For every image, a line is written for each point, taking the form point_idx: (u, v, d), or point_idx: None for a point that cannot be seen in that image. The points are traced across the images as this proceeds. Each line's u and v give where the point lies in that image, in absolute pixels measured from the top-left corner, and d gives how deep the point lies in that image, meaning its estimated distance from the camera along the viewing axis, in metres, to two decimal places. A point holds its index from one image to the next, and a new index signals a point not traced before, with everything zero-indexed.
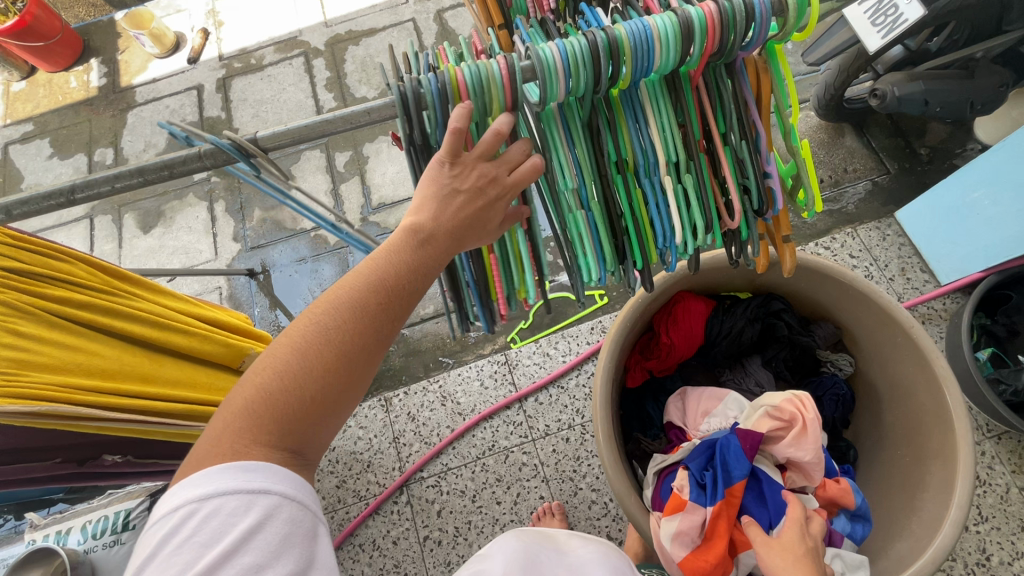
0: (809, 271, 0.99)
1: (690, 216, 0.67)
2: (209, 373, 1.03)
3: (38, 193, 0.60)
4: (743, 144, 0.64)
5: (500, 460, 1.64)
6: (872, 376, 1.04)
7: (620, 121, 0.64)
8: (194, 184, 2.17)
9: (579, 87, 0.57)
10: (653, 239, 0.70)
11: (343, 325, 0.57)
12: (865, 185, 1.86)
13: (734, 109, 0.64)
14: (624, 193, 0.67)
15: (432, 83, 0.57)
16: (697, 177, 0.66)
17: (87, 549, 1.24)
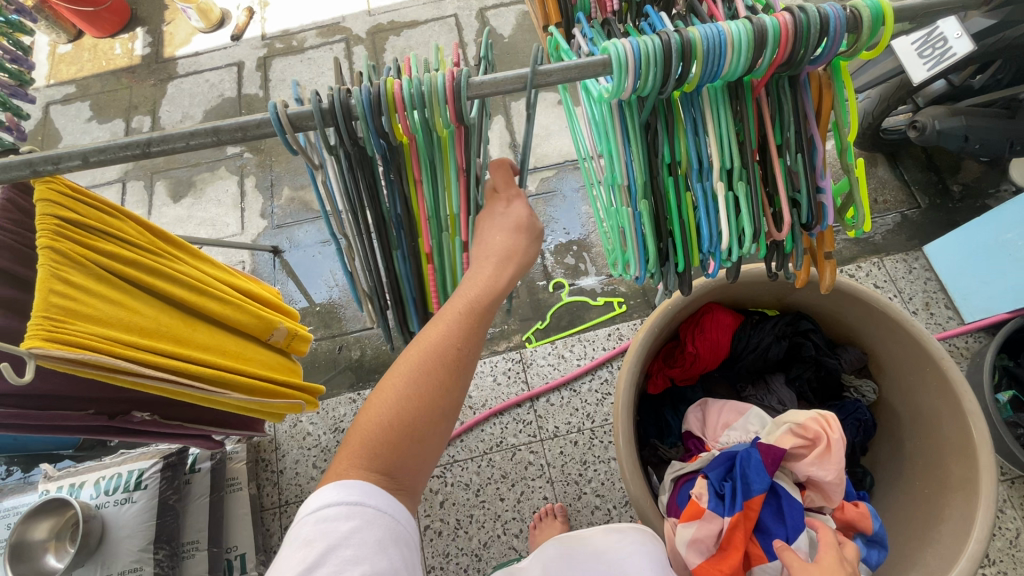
0: (840, 293, 0.99)
1: (740, 224, 0.67)
2: (237, 342, 1.07)
3: (116, 143, 0.62)
4: (798, 158, 0.64)
5: (506, 457, 1.64)
6: (895, 405, 1.04)
7: (679, 125, 0.65)
8: (227, 158, 2.21)
9: (646, 87, 0.58)
10: (698, 245, 0.70)
11: (431, 375, 0.66)
12: (895, 217, 1.85)
13: (793, 122, 0.64)
14: (674, 196, 0.67)
15: (369, 93, 0.58)
16: (751, 186, 0.65)
17: (99, 504, 1.25)
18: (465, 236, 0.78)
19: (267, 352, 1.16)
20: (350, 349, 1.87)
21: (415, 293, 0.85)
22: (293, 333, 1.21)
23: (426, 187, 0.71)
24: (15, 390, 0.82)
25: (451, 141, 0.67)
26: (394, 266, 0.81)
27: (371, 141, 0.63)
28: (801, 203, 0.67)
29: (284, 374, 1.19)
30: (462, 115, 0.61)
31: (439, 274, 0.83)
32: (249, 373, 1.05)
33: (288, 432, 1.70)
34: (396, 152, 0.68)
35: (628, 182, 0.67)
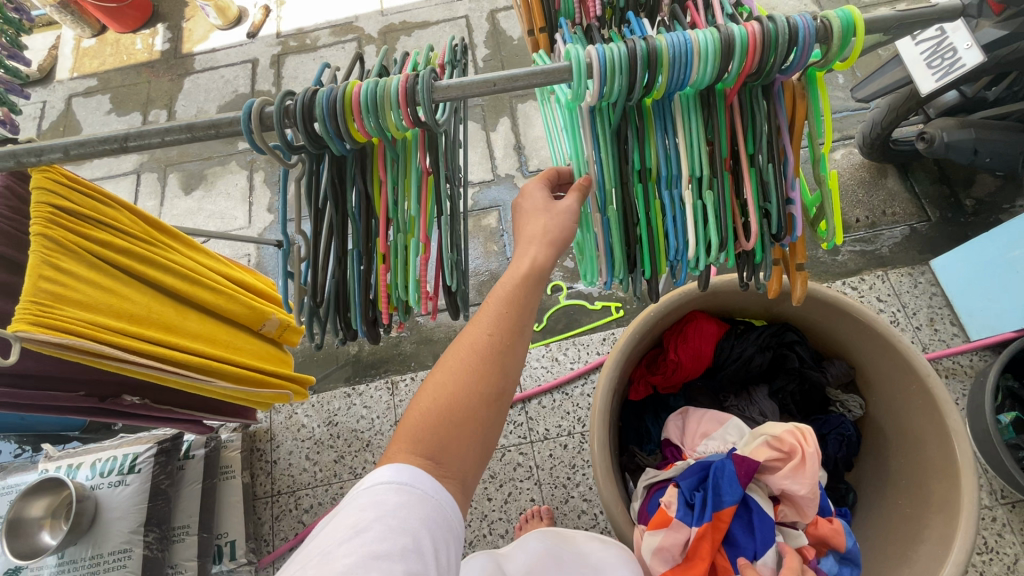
0: (827, 306, 0.98)
1: (707, 233, 0.66)
2: (226, 331, 1.11)
3: (94, 136, 0.64)
4: (770, 168, 0.64)
5: (496, 457, 1.65)
6: (882, 422, 1.02)
7: (649, 132, 0.65)
8: (238, 153, 2.26)
9: (612, 94, 0.59)
10: (666, 251, 0.69)
11: (475, 374, 0.64)
12: (903, 230, 1.81)
13: (766, 132, 0.64)
14: (642, 202, 0.67)
15: (326, 96, 0.59)
16: (718, 195, 0.65)
17: (94, 486, 1.29)
18: (423, 238, 0.71)
19: (259, 341, 1.20)
20: (348, 344, 1.90)
21: (367, 300, 0.75)
22: (284, 324, 1.25)
23: (391, 190, 0.69)
24: (11, 369, 0.85)
25: (415, 144, 0.68)
26: (342, 268, 0.73)
27: (331, 144, 0.63)
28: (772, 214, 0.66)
29: (276, 364, 1.24)
30: (418, 120, 0.60)
31: (392, 283, 0.74)
32: (237, 362, 1.08)
33: (284, 423, 1.73)
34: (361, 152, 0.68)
35: (596, 188, 0.67)
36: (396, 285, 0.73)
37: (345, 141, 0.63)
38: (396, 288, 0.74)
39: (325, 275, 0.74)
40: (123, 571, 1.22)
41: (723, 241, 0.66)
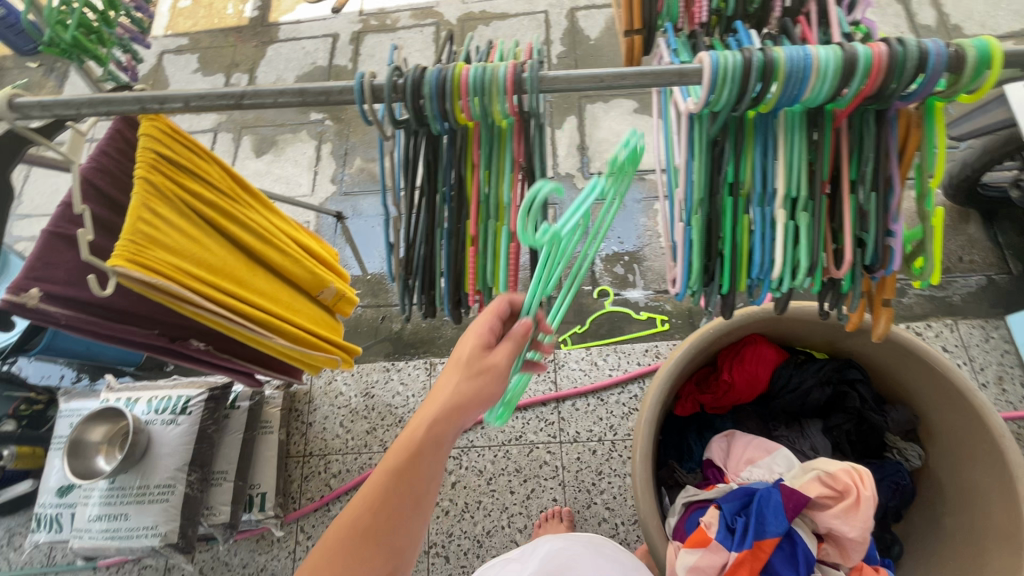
0: (899, 348, 0.93)
1: (796, 255, 0.64)
2: (288, 293, 1.15)
3: (214, 92, 0.65)
4: (873, 198, 0.61)
5: (523, 452, 1.65)
6: (941, 477, 0.97)
7: (748, 146, 0.63)
8: (309, 123, 2.33)
9: (719, 101, 0.57)
10: (748, 270, 0.67)
11: (401, 485, 0.67)
12: (980, 280, 1.71)
13: (874, 160, 0.61)
14: (730, 217, 0.65)
15: (434, 75, 0.59)
16: (814, 219, 0.62)
17: (149, 421, 1.36)
18: (513, 226, 0.70)
19: (316, 307, 1.24)
20: (392, 321, 1.95)
21: (455, 283, 0.77)
22: (341, 294, 1.28)
23: (483, 177, 0.70)
24: (95, 302, 0.89)
25: (510, 134, 0.68)
26: (432, 246, 0.75)
27: (431, 123, 0.64)
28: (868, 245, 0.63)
29: (329, 332, 1.28)
30: (520, 107, 0.62)
31: (481, 263, 0.74)
32: (296, 324, 1.12)
33: (323, 388, 1.78)
34: (458, 135, 0.69)
35: (685, 197, 0.65)
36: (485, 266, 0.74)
37: (446, 121, 0.64)
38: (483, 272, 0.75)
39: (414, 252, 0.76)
40: (165, 505, 1.30)
41: (812, 266, 0.63)
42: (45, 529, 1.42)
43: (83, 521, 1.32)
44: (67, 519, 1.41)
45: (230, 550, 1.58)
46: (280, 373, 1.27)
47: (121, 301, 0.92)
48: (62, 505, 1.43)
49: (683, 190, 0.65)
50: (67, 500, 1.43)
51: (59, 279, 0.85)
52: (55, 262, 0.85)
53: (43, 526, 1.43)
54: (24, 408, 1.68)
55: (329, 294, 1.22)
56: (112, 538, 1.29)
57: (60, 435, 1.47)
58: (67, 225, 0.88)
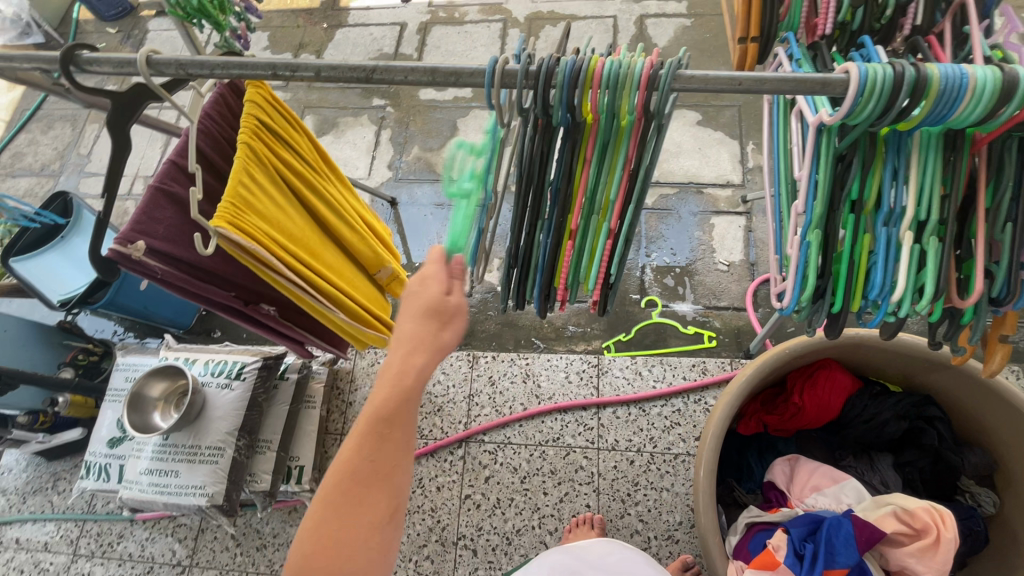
0: (986, 389, 0.89)
1: (918, 279, 0.63)
2: (352, 270, 1.16)
3: (347, 64, 0.67)
4: (1009, 228, 0.60)
5: (559, 454, 1.64)
6: (1017, 529, 0.92)
7: (877, 164, 0.62)
8: (371, 108, 2.36)
9: (860, 115, 0.56)
10: (863, 291, 0.67)
11: (368, 460, 0.64)
12: None
13: (1012, 188, 0.60)
14: (850, 234, 0.64)
15: (569, 65, 0.61)
16: (943, 244, 0.61)
17: (205, 383, 1.39)
18: (612, 224, 0.80)
19: (372, 286, 1.25)
20: None
21: (550, 277, 0.88)
22: (396, 275, 1.28)
23: (594, 174, 0.75)
24: (187, 260, 0.92)
25: (628, 134, 0.70)
26: (533, 240, 0.84)
27: (554, 114, 0.65)
28: (996, 275, 0.63)
29: (381, 312, 1.28)
30: (648, 105, 0.63)
31: (575, 257, 0.86)
32: (357, 302, 1.13)
33: (366, 369, 1.80)
34: (576, 129, 0.70)
35: (804, 211, 0.65)
36: (581, 257, 0.85)
37: (570, 112, 0.65)
38: (577, 263, 0.87)
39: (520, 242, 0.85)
40: (214, 466, 1.33)
41: (936, 291, 0.63)
42: (94, 477, 1.47)
43: (134, 473, 1.36)
44: (115, 470, 1.45)
45: (264, 518, 1.61)
46: (330, 345, 1.28)
47: (217, 264, 0.95)
48: (112, 455, 1.47)
49: (804, 202, 0.65)
50: (118, 451, 1.47)
51: (159, 234, 0.88)
52: (157, 218, 0.88)
53: (91, 474, 1.47)
54: (81, 358, 1.74)
55: (388, 275, 1.23)
56: (160, 493, 1.32)
57: (117, 387, 1.52)
58: (170, 184, 0.92)
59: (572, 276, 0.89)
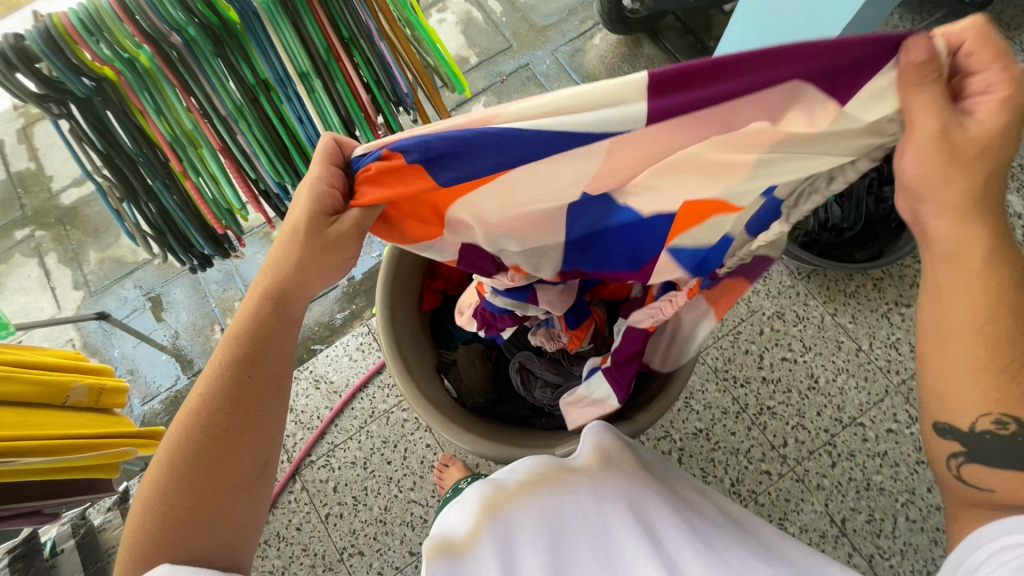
0: None
1: (332, 116, 1.03)
2: (21, 412, 1.13)
3: None
4: (361, 44, 0.96)
5: (382, 424, 1.68)
6: None
7: (253, 51, 0.88)
8: (17, 243, 2.05)
9: (177, 19, 0.78)
10: (305, 142, 1.06)
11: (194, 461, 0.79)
12: None
13: (343, 23, 0.92)
14: (273, 107, 0.97)
15: (37, 34, 0.71)
16: (327, 87, 0.98)
17: None
18: (211, 145, 0.96)
19: (72, 412, 1.24)
20: None
21: (200, 224, 1.10)
22: (96, 389, 1.30)
23: (155, 118, 0.88)
24: None
25: (158, 72, 0.83)
26: (158, 195, 1.00)
27: (66, 77, 0.77)
28: (381, 97, 1.06)
29: (100, 425, 1.28)
30: (148, 32, 0.78)
31: (204, 190, 1.03)
32: (44, 433, 1.12)
33: None
34: (109, 89, 0.82)
35: (229, 112, 0.93)
36: (204, 187, 1.02)
37: (73, 70, 0.77)
38: (209, 194, 1.04)
39: (149, 208, 1.01)
40: None
41: (343, 119, 1.05)
42: None
43: None
44: None
45: None
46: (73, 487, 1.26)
47: None
48: None
49: (221, 102, 0.91)
50: None
51: None
52: None
53: None
54: None
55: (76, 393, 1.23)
56: None
57: None
58: None
59: (222, 212, 1.09)
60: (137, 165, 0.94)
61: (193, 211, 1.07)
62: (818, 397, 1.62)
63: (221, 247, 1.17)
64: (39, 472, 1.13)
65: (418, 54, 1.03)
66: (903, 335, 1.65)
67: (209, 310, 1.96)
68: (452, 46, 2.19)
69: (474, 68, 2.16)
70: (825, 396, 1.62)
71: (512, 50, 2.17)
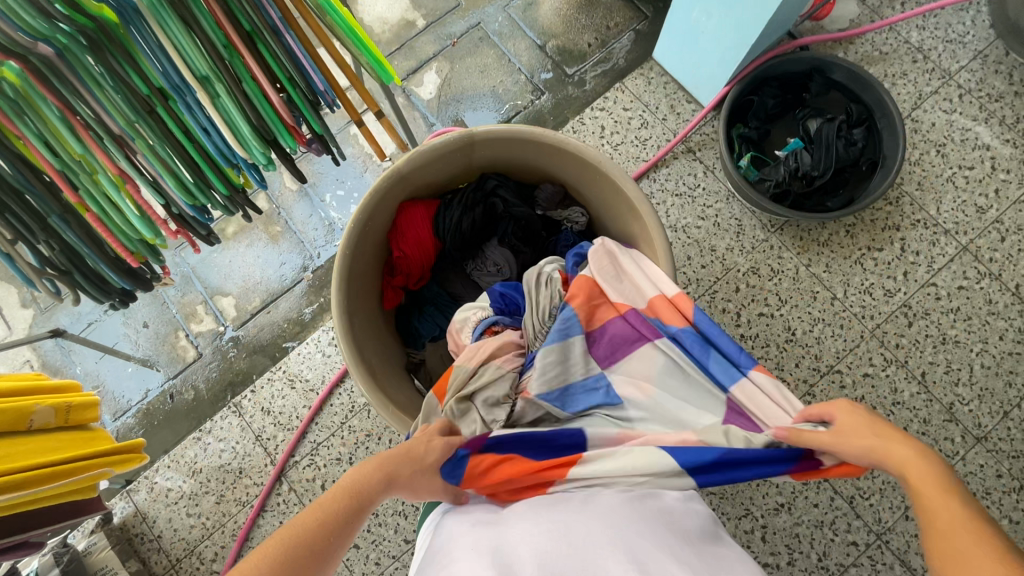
0: (507, 139, 1.03)
1: (241, 124, 1.00)
2: None
3: None
4: (265, 36, 0.91)
5: (364, 417, 1.66)
6: (600, 217, 1.15)
7: (138, 55, 0.86)
8: None
9: (43, 29, 0.76)
10: (215, 155, 1.03)
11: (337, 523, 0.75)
12: (630, 35, 1.97)
13: (240, 18, 0.88)
14: (173, 117, 0.94)
15: None
16: (227, 92, 0.95)
17: None
18: (111, 171, 0.92)
19: (44, 436, 1.15)
20: (182, 393, 1.81)
21: (111, 257, 1.05)
22: (65, 407, 1.21)
23: (41, 143, 0.85)
24: None
25: (33, 91, 0.79)
26: (58, 229, 0.95)
27: None
28: (298, 99, 1.01)
29: (78, 445, 1.20)
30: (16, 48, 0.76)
31: (108, 219, 0.99)
32: (16, 466, 1.03)
33: (152, 498, 1.64)
34: None
35: (122, 126, 0.89)
36: (108, 216, 0.98)
37: None
38: (115, 224, 1.00)
39: (52, 245, 0.97)
40: None
41: (254, 126, 1.01)
42: None
43: None
44: None
45: None
46: (60, 511, 1.19)
47: None
48: None
49: (113, 117, 0.88)
50: None
51: None
52: None
53: None
54: None
55: (43, 416, 1.14)
56: None
57: None
58: None
59: (130, 243, 1.05)
60: (32, 201, 0.91)
61: (104, 244, 1.03)
62: (796, 348, 1.62)
63: (140, 279, 1.13)
64: (18, 505, 1.05)
65: (340, 50, 0.99)
66: (876, 280, 1.65)
67: (171, 317, 1.88)
68: (396, 8, 2.03)
69: (423, 31, 2.01)
70: (803, 348, 1.63)
71: (461, 8, 2.02)
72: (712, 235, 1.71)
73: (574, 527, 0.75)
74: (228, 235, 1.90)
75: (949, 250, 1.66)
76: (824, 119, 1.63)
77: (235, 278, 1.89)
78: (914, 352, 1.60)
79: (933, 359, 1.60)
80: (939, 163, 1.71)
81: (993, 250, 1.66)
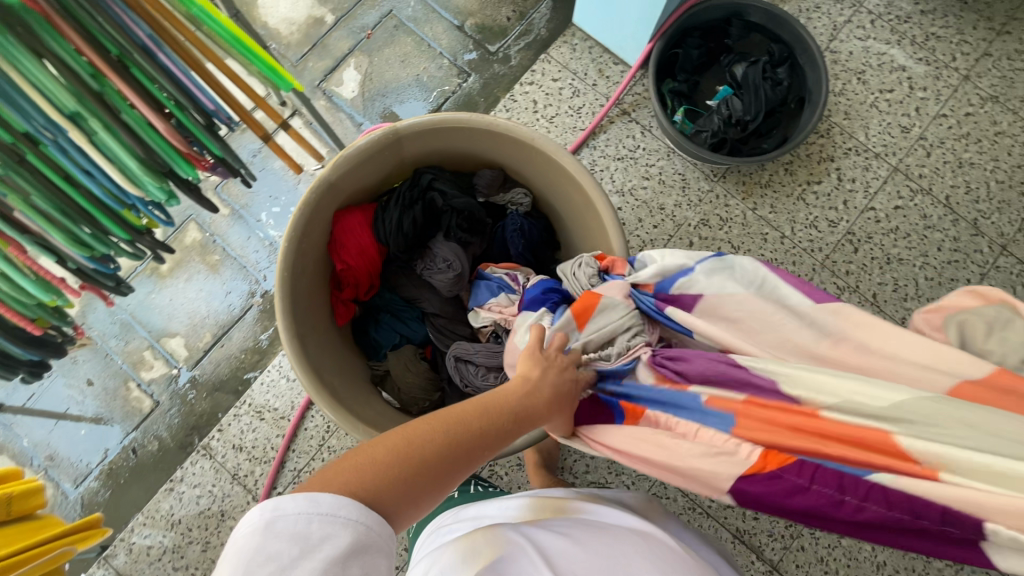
0: (434, 130, 0.99)
1: (131, 161, 0.95)
2: None
3: None
4: (138, 58, 0.83)
5: (342, 435, 1.61)
6: (543, 195, 1.13)
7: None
8: None
9: None
10: (109, 201, 0.98)
11: (445, 456, 0.66)
12: (547, 3, 1.92)
13: (110, 46, 0.80)
14: (52, 164, 0.88)
15: None
16: (110, 129, 0.89)
17: None
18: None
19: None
20: (144, 446, 1.71)
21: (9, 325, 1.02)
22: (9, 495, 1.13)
23: None
24: None
25: None
26: None
27: None
28: (190, 123, 0.96)
29: (33, 532, 1.12)
30: None
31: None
32: None
33: (132, 559, 1.56)
34: None
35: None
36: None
37: None
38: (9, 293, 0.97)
39: None
40: None
41: (147, 160, 0.96)
42: None
43: None
44: None
45: None
46: None
47: None
48: None
49: None
50: None
51: None
52: None
53: None
54: None
55: None
56: None
57: None
58: None
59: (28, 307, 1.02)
60: None
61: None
62: None
63: (48, 345, 1.11)
64: None
65: (230, 64, 0.93)
66: (819, 213, 1.70)
67: (117, 369, 1.76)
68: (300, 6, 1.91)
69: (333, 27, 1.91)
70: None
71: None
72: (660, 194, 1.71)
73: (618, 547, 0.76)
74: (163, 272, 1.79)
75: (882, 173, 1.72)
76: (748, 63, 1.64)
77: (180, 317, 1.78)
78: (864, 276, 1.66)
79: (881, 280, 1.66)
80: (861, 90, 1.76)
81: (921, 167, 1.72)
